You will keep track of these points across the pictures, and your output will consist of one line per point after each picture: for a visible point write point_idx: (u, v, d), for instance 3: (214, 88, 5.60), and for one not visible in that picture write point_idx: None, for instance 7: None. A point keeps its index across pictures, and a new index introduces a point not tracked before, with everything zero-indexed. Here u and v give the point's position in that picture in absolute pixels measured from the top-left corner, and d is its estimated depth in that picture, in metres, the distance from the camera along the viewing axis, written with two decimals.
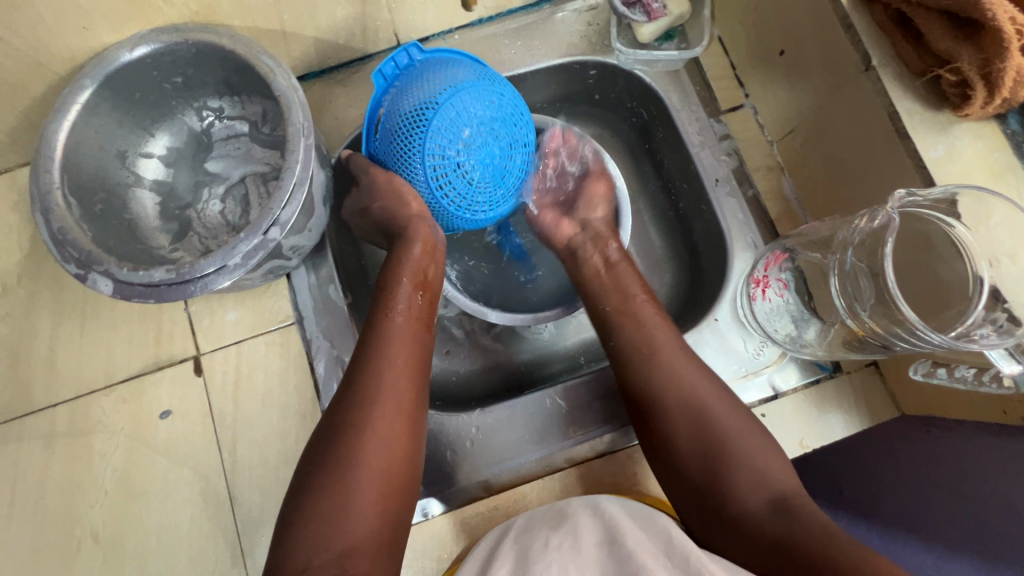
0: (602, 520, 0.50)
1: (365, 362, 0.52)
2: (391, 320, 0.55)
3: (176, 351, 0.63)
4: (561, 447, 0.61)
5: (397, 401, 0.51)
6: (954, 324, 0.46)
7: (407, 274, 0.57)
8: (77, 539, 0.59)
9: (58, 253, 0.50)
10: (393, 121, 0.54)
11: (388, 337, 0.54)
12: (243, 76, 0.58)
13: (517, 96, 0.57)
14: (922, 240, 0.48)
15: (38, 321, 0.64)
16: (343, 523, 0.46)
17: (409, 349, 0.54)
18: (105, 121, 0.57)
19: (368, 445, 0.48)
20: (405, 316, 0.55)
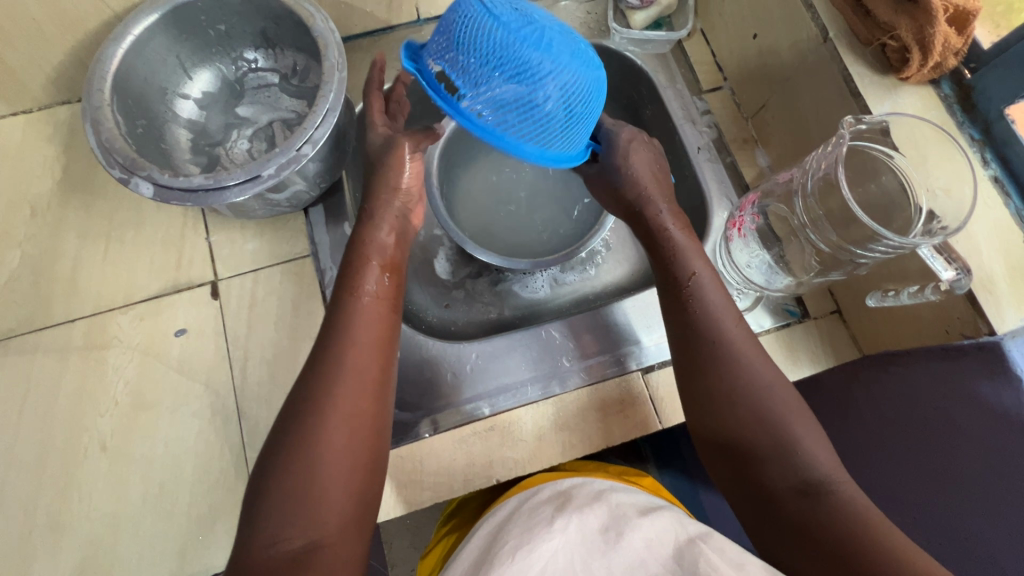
0: (602, 512, 0.50)
1: (328, 347, 0.54)
2: (358, 303, 0.57)
3: (195, 275, 0.67)
4: (554, 376, 0.66)
5: (361, 380, 0.53)
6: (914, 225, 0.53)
7: (377, 257, 0.61)
8: (84, 447, 0.61)
9: (105, 159, 0.55)
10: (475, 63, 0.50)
11: (354, 317, 0.56)
12: (282, 26, 0.65)
13: None
14: (867, 170, 0.57)
15: (64, 243, 0.67)
16: (313, 508, 0.48)
17: (375, 331, 0.56)
18: (152, 55, 0.63)
19: (334, 425, 0.51)
20: (372, 297, 0.58)
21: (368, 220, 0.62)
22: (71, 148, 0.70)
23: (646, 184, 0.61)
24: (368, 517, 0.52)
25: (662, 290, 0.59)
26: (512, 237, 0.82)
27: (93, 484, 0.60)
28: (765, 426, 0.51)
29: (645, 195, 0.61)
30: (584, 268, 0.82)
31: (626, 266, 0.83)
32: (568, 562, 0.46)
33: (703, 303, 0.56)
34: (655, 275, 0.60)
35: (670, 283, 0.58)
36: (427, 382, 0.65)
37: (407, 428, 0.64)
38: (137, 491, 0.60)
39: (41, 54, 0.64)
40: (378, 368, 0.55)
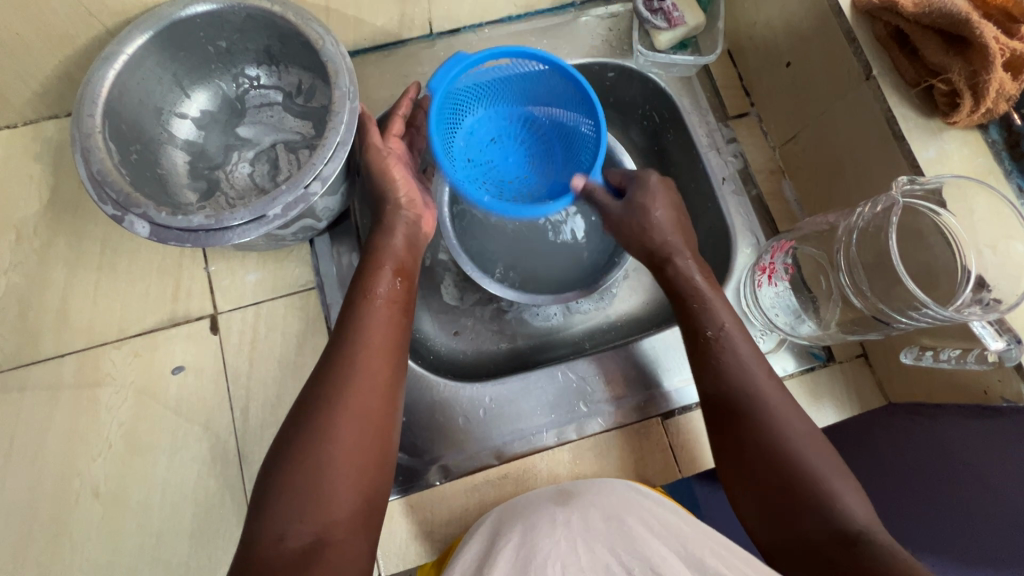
0: (608, 501, 0.53)
1: (338, 345, 0.52)
2: (371, 301, 0.54)
3: (193, 308, 0.63)
4: (571, 420, 0.63)
5: (373, 379, 0.50)
6: (958, 293, 0.49)
7: (391, 260, 0.57)
8: (76, 492, 0.57)
9: (96, 193, 0.51)
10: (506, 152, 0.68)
11: (365, 320, 0.53)
12: (288, 44, 0.60)
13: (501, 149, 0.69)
14: (913, 232, 0.53)
15: (53, 270, 0.63)
16: (321, 505, 0.45)
17: (388, 332, 0.53)
18: (147, 74, 0.58)
19: (345, 423, 0.48)
20: (384, 300, 0.55)
21: (381, 228, 0.59)
22: (58, 168, 0.66)
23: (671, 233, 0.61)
24: (376, 521, 0.48)
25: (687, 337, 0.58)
26: (525, 263, 0.79)
27: (86, 532, 0.57)
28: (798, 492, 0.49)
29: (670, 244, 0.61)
30: (600, 297, 0.79)
31: (642, 295, 0.80)
32: (572, 546, 0.49)
33: (740, 359, 0.55)
34: (680, 320, 0.59)
35: (698, 333, 0.57)
36: (438, 425, 0.62)
37: (416, 475, 0.61)
38: (134, 540, 0.57)
39: (25, 69, 0.59)
40: (390, 368, 0.52)
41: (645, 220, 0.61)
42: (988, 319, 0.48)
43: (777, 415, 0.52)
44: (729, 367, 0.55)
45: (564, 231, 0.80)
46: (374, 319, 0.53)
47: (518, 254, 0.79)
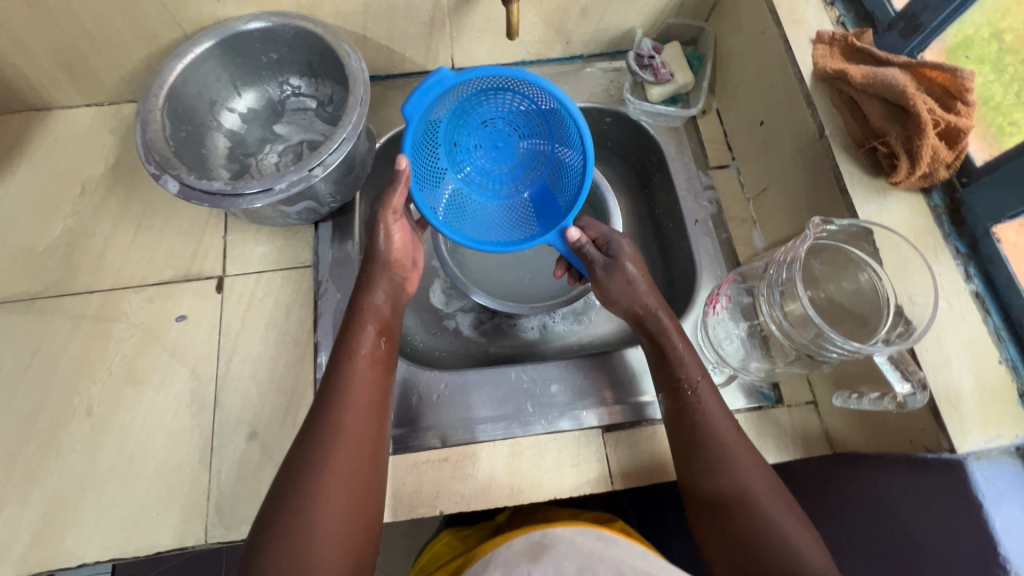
0: (578, 554, 0.56)
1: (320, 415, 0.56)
2: (351, 365, 0.59)
3: (206, 268, 0.73)
4: (517, 418, 0.67)
5: (357, 440, 0.55)
6: (880, 329, 0.55)
7: (374, 322, 0.63)
8: (73, 409, 0.65)
9: (144, 155, 0.62)
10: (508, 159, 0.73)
11: (349, 382, 0.57)
12: (325, 60, 0.72)
13: (515, 147, 0.73)
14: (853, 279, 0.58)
15: (101, 222, 0.75)
16: (312, 568, 0.49)
17: (371, 391, 0.58)
18: (208, 71, 0.71)
19: (330, 487, 0.52)
20: (367, 360, 0.60)
21: (362, 286, 0.64)
22: (126, 141, 0.79)
23: (643, 289, 0.63)
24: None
25: (666, 398, 0.61)
26: (510, 277, 0.87)
27: (72, 445, 0.64)
28: (765, 537, 0.51)
29: (651, 310, 0.63)
30: (575, 319, 0.84)
31: (616, 323, 0.84)
32: None
33: (705, 414, 0.57)
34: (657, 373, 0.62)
35: (672, 391, 0.60)
36: (395, 403, 0.68)
37: None
38: (109, 459, 0.63)
39: (120, 60, 0.74)
40: (370, 422, 0.57)
41: (625, 278, 0.63)
42: (890, 357, 0.50)
43: (739, 458, 0.55)
44: (719, 425, 0.57)
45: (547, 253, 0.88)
46: (356, 385, 0.57)
47: (503, 270, 0.87)
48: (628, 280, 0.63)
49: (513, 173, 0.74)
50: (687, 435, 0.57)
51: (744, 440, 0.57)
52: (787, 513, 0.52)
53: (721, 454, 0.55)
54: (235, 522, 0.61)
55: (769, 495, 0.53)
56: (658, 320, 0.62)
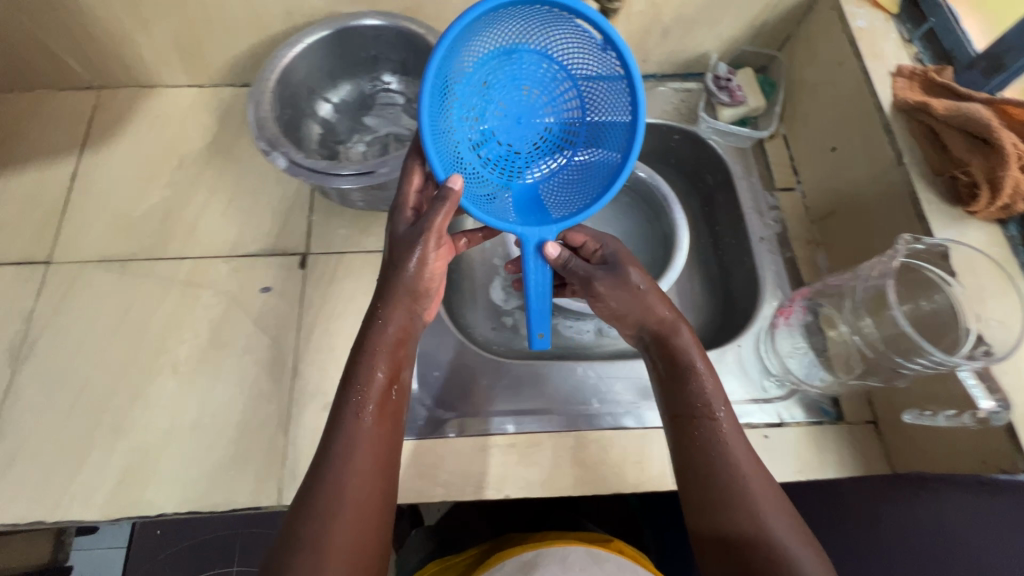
0: None
1: (319, 480, 0.48)
2: (357, 421, 0.51)
3: (291, 245, 0.76)
4: (581, 411, 0.69)
5: (358, 510, 0.48)
6: (957, 346, 0.56)
7: (385, 362, 0.54)
8: (160, 366, 0.69)
9: (256, 132, 0.66)
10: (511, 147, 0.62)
11: (353, 441, 0.50)
12: (422, 60, 0.76)
13: (525, 134, 0.62)
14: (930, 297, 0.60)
15: (196, 194, 0.79)
16: None
17: (378, 448, 0.51)
18: (314, 62, 0.76)
19: (332, 565, 0.45)
20: (373, 414, 0.52)
21: (376, 313, 0.56)
22: (223, 121, 0.84)
23: (658, 306, 0.59)
24: None
25: (667, 421, 0.56)
26: None
27: (157, 400, 0.67)
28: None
29: (668, 322, 0.59)
30: None
31: None
32: None
33: (732, 460, 0.52)
34: (665, 391, 0.57)
35: (681, 417, 0.55)
36: (463, 387, 0.70)
37: (433, 424, 0.67)
38: (191, 416, 0.66)
39: (230, 46, 0.79)
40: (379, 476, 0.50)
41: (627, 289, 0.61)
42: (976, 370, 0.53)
43: (770, 520, 0.48)
44: (754, 484, 0.50)
45: None
46: (361, 444, 0.50)
47: None
48: (631, 290, 0.60)
49: (510, 157, 0.62)
50: (712, 489, 0.51)
51: (776, 496, 0.50)
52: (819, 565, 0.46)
53: (747, 502, 0.49)
54: None
55: (796, 541, 0.48)
56: (679, 336, 0.58)
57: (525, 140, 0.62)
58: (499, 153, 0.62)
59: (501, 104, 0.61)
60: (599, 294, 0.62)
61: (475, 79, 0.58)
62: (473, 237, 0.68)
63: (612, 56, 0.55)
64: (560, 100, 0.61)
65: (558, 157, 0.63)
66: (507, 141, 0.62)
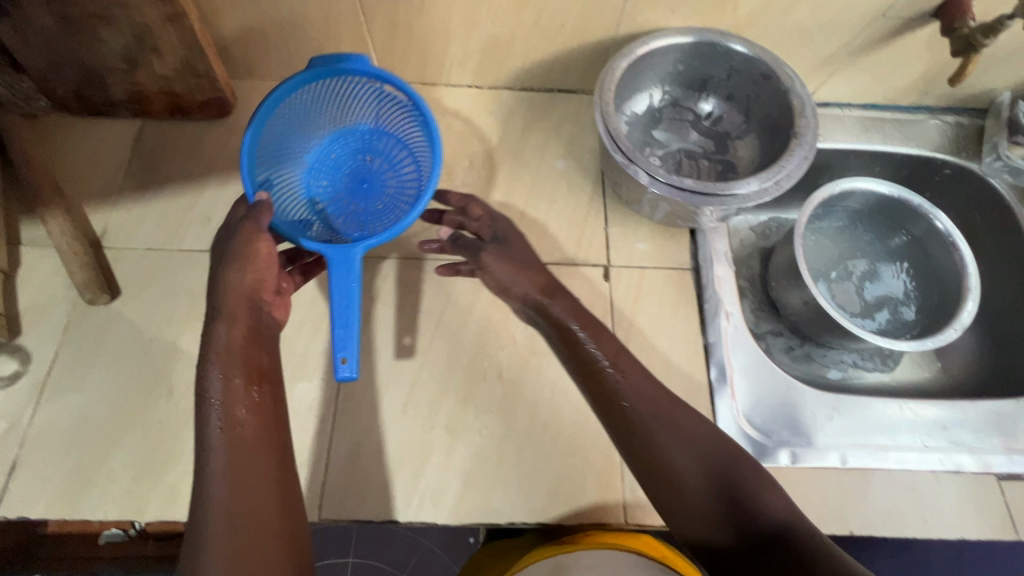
0: None
1: (199, 507, 0.45)
2: (206, 434, 0.48)
3: (591, 256, 0.76)
4: (911, 450, 0.68)
5: (256, 494, 0.47)
6: None
7: (240, 369, 0.52)
8: (484, 370, 0.68)
9: (610, 143, 0.67)
10: (370, 185, 0.72)
11: (228, 453, 0.47)
12: (741, 78, 0.75)
13: (374, 178, 0.73)
14: None
15: (491, 197, 0.79)
16: None
17: (256, 451, 0.49)
18: (632, 74, 0.75)
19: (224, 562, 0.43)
20: (230, 426, 0.49)
21: (219, 319, 0.54)
22: (507, 124, 0.83)
23: (608, 351, 0.59)
24: None
25: (627, 457, 0.56)
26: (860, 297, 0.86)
27: (487, 405, 0.67)
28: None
29: (613, 352, 0.59)
30: (882, 360, 0.86)
31: (923, 372, 0.86)
32: None
33: (659, 442, 0.54)
34: (601, 408, 0.58)
35: (615, 422, 0.57)
36: (786, 415, 0.69)
37: (766, 450, 0.66)
38: (523, 424, 0.66)
39: (535, 52, 0.78)
40: (277, 482, 0.49)
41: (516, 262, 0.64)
42: None
43: (674, 463, 0.53)
44: (676, 454, 0.53)
45: (893, 290, 0.85)
46: (217, 459, 0.47)
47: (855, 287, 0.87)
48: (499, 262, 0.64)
49: (362, 214, 0.71)
50: (678, 498, 0.52)
51: (720, 449, 0.54)
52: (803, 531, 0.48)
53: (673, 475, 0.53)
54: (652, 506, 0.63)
55: (774, 510, 0.49)
56: (583, 342, 0.60)
57: (383, 196, 0.72)
58: (367, 186, 0.72)
59: (361, 178, 0.73)
60: (579, 337, 0.60)
61: (329, 154, 0.73)
62: (308, 269, 0.67)
63: (416, 112, 0.67)
64: (371, 164, 0.73)
65: (404, 202, 0.69)
66: (354, 185, 0.72)
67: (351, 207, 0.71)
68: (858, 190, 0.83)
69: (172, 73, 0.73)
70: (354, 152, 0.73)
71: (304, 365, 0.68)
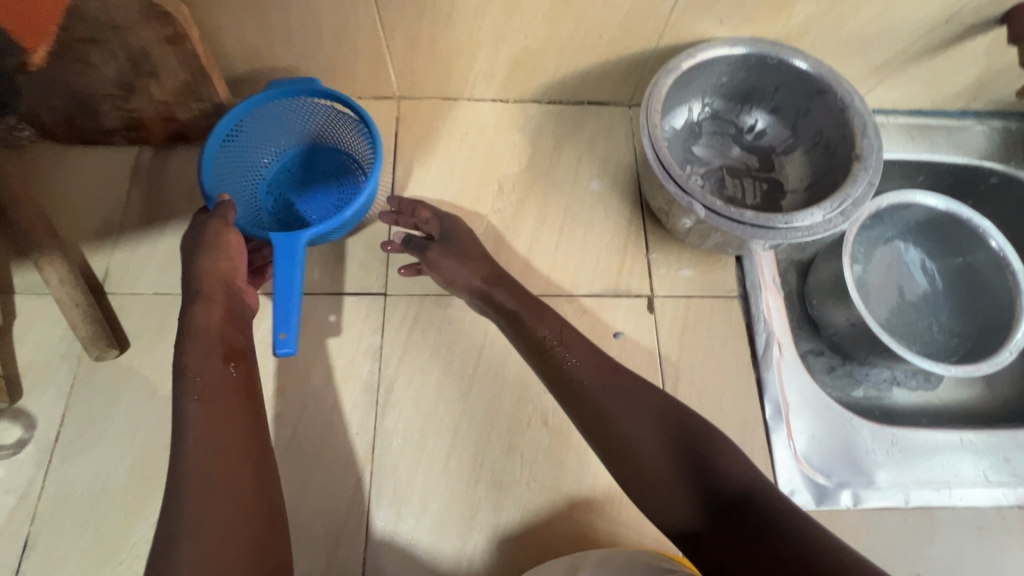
0: None
1: (166, 478, 0.42)
2: (184, 406, 0.46)
3: (633, 286, 0.71)
4: (974, 485, 0.65)
5: (232, 483, 0.43)
6: None
7: (218, 347, 0.51)
8: (528, 416, 0.64)
9: (661, 171, 0.62)
10: (283, 181, 0.72)
11: (183, 426, 0.44)
12: (790, 92, 0.70)
13: (326, 188, 0.72)
14: None
15: (524, 223, 0.74)
16: None
17: (224, 428, 0.46)
18: (676, 89, 0.69)
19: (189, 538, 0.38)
20: (199, 396, 0.47)
21: (199, 297, 0.53)
22: (536, 141, 0.78)
23: (518, 307, 0.59)
24: None
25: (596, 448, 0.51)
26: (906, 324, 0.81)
27: (534, 455, 0.63)
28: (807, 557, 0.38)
29: (527, 307, 0.59)
30: (926, 378, 0.82)
31: (970, 389, 0.82)
32: None
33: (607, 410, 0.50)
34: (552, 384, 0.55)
35: (569, 395, 0.53)
36: (846, 453, 0.65)
37: (826, 492, 0.63)
38: (573, 475, 0.62)
39: (567, 64, 0.72)
40: (254, 470, 0.45)
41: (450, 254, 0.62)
42: None
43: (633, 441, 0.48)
44: (638, 429, 0.48)
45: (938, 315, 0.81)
46: (192, 429, 0.44)
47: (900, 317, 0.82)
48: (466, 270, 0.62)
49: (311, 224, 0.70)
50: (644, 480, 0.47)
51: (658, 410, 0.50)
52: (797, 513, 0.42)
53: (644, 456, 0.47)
54: None
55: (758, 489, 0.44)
56: (527, 316, 0.58)
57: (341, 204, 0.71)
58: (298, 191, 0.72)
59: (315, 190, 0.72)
60: (487, 292, 0.61)
61: (280, 163, 0.73)
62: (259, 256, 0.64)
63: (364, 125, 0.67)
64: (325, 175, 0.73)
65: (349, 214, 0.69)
66: (312, 196, 0.72)
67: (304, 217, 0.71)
68: (910, 208, 0.79)
69: (172, 98, 0.66)
70: (306, 163, 0.73)
71: (332, 417, 0.63)
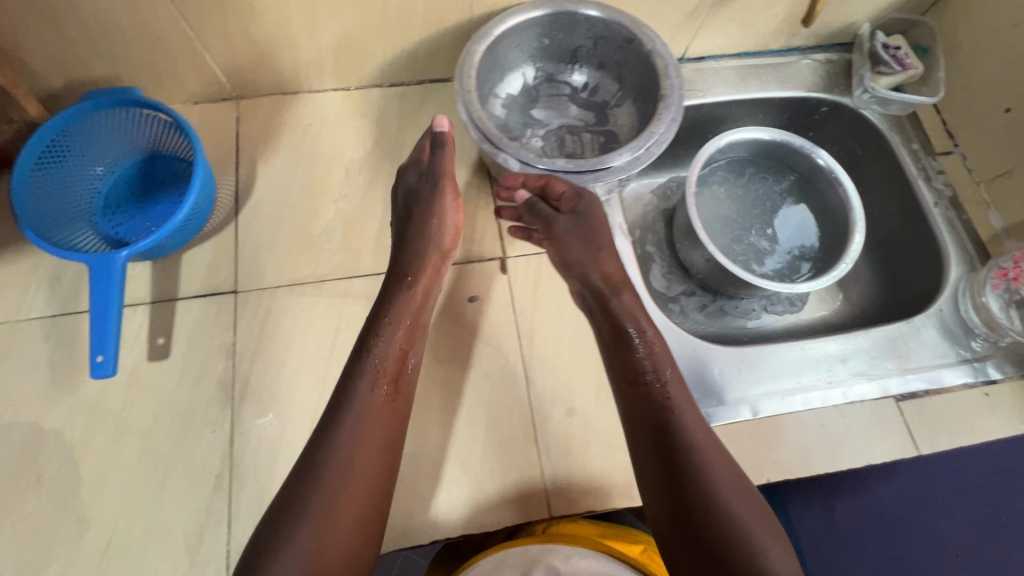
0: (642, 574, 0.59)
1: (320, 447, 0.49)
2: (362, 386, 0.53)
3: (485, 250, 0.73)
4: (816, 389, 0.70)
5: (362, 470, 0.49)
6: None
7: (387, 377, 0.55)
8: None
9: (476, 133, 0.64)
10: (119, 195, 0.71)
11: (354, 418, 0.51)
12: (605, 45, 0.74)
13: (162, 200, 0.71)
14: None
15: (374, 205, 0.75)
16: None
17: (377, 431, 0.52)
18: (495, 55, 0.72)
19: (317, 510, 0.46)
20: (382, 396, 0.54)
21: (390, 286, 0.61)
22: (381, 125, 0.79)
23: (633, 291, 0.63)
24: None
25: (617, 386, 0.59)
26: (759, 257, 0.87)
27: None
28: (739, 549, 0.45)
29: (612, 281, 0.64)
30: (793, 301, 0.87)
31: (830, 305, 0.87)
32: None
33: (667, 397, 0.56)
34: (604, 352, 0.62)
35: (628, 376, 0.58)
36: (697, 378, 0.69)
37: None
38: (436, 439, 0.64)
39: (392, 44, 0.74)
40: (382, 475, 0.51)
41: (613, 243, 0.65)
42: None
43: (679, 412, 0.55)
44: (682, 407, 0.55)
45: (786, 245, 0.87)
46: (349, 423, 0.51)
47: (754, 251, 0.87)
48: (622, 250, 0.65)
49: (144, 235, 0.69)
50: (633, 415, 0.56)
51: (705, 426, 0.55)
52: (757, 517, 0.48)
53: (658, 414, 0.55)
54: (576, 496, 0.62)
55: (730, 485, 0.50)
56: (620, 298, 0.63)
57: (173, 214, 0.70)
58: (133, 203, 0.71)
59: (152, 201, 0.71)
60: (558, 235, 0.65)
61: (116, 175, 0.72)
62: None
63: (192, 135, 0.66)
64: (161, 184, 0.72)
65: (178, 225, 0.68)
66: (149, 207, 0.71)
67: (138, 228, 0.70)
68: (746, 142, 0.83)
69: None
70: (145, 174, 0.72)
71: (185, 419, 0.62)
